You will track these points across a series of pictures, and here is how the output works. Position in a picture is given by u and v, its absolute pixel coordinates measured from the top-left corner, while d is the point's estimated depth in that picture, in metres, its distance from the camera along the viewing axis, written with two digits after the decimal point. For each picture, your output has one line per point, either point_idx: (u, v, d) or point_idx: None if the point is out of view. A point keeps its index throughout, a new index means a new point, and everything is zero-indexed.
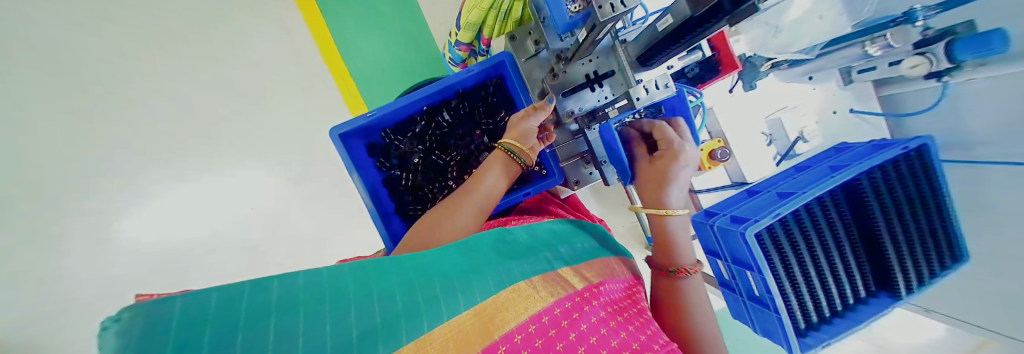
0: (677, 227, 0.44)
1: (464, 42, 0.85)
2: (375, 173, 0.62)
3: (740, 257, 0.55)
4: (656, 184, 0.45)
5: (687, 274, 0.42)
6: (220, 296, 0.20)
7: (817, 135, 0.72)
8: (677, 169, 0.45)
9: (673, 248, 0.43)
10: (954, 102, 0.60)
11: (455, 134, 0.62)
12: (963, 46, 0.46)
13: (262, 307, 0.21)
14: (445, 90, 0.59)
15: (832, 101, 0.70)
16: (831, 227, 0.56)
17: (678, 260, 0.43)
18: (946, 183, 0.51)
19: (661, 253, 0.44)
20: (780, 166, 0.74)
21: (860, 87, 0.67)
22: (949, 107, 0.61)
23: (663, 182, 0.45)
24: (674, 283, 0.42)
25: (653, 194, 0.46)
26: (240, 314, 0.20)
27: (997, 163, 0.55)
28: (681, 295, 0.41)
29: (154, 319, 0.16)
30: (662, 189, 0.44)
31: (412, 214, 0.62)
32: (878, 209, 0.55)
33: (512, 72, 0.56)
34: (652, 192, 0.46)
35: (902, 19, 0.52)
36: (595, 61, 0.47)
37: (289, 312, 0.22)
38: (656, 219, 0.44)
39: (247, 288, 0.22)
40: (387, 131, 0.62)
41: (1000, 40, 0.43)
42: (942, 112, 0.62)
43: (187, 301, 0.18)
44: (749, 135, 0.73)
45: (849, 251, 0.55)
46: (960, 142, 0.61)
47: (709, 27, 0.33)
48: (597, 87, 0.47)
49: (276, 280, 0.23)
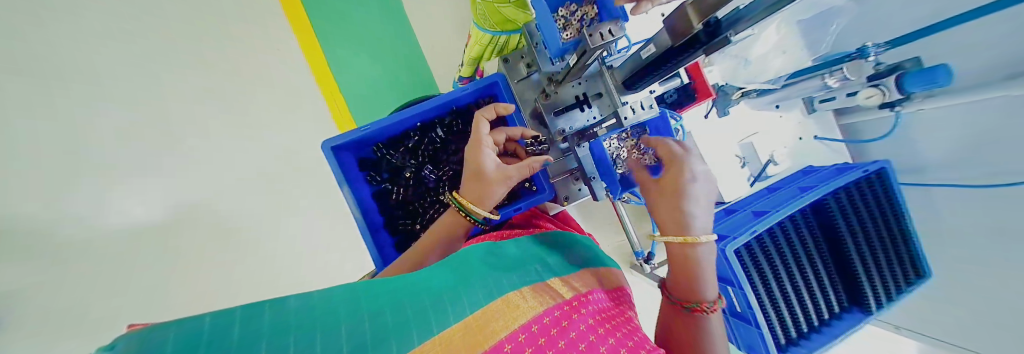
0: (702, 257, 0.39)
1: (465, 76, 0.89)
2: (365, 187, 0.62)
3: (723, 273, 0.56)
4: (671, 206, 0.40)
5: (704, 313, 0.37)
6: (212, 321, 0.19)
7: (786, 158, 0.76)
8: (691, 190, 0.40)
9: (691, 278, 0.38)
10: (906, 128, 0.66)
11: (446, 148, 0.63)
12: (912, 79, 0.52)
13: (253, 333, 0.20)
14: (440, 106, 0.61)
15: (798, 128, 0.76)
16: (803, 243, 0.59)
17: (698, 294, 0.38)
18: (902, 202, 0.56)
19: (677, 283, 0.40)
20: (754, 187, 0.77)
21: (822, 116, 0.75)
22: (902, 134, 0.67)
23: (676, 199, 0.40)
24: (697, 319, 0.37)
25: (668, 219, 0.41)
26: (233, 337, 0.19)
27: (953, 184, 0.59)
28: (700, 329, 0.37)
29: (144, 343, 0.15)
30: (676, 211, 0.40)
31: (401, 229, 0.61)
32: (843, 223, 0.59)
33: (503, 90, 0.58)
34: (667, 215, 0.41)
35: (857, 54, 0.59)
36: (583, 84, 0.50)
37: (279, 333, 0.21)
38: (675, 250, 0.40)
39: (239, 312, 0.20)
40: (379, 146, 0.63)
41: (943, 74, 0.48)
42: (897, 139, 0.68)
43: (180, 330, 0.17)
44: (726, 157, 0.77)
45: (822, 268, 0.59)
46: (914, 166, 0.67)
47: (688, 56, 0.36)
48: (586, 108, 0.51)
49: (267, 305, 0.22)
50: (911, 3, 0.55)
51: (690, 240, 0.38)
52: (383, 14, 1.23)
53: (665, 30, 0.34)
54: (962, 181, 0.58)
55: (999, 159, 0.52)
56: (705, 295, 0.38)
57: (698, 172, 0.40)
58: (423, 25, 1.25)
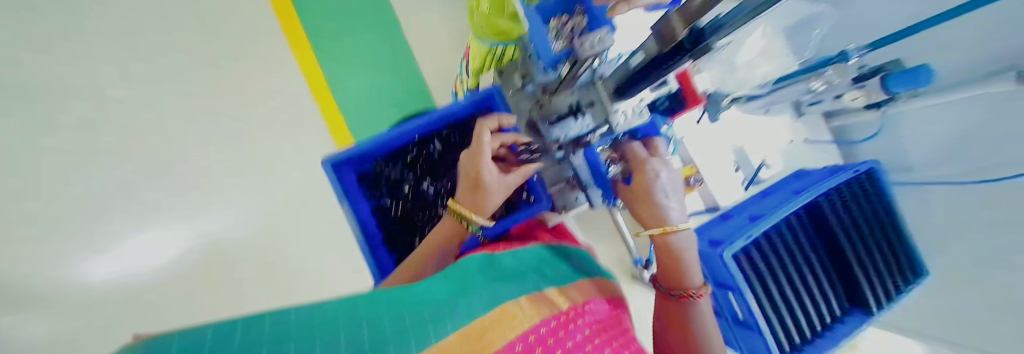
0: (683, 247, 0.41)
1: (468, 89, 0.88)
2: (365, 202, 0.62)
3: (721, 278, 0.56)
4: (645, 202, 0.42)
5: (691, 299, 0.39)
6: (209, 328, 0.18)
7: (779, 161, 0.78)
8: (657, 184, 0.41)
9: (678, 269, 0.40)
10: (891, 127, 0.68)
11: (445, 161, 0.63)
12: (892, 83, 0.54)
13: (251, 339, 0.19)
14: (438, 120, 0.61)
15: (789, 131, 0.78)
16: (801, 246, 0.59)
17: (685, 282, 0.40)
18: (893, 201, 0.57)
19: (665, 274, 0.41)
20: (748, 191, 0.78)
21: (809, 119, 0.78)
22: (888, 133, 0.69)
23: (646, 196, 0.42)
24: (685, 306, 0.39)
25: (643, 214, 0.43)
26: (231, 341, 0.18)
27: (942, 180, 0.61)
28: (686, 314, 0.39)
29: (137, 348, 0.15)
30: (647, 206, 0.42)
31: (402, 243, 0.61)
32: (839, 224, 0.59)
33: (500, 103, 0.57)
34: (641, 210, 0.43)
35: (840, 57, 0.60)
36: (576, 93, 0.47)
37: (278, 338, 0.20)
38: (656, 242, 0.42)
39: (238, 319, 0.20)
40: (378, 161, 0.63)
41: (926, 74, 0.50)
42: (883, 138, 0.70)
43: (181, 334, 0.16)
44: (721, 162, 0.77)
45: (820, 270, 0.59)
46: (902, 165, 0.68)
47: (673, 64, 0.37)
48: (579, 117, 0.48)
49: (266, 315, 0.22)
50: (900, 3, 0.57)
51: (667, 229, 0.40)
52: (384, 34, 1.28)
53: (651, 39, 0.36)
54: (954, 178, 0.59)
55: (987, 153, 0.53)
56: (691, 282, 0.40)
57: (659, 166, 0.42)
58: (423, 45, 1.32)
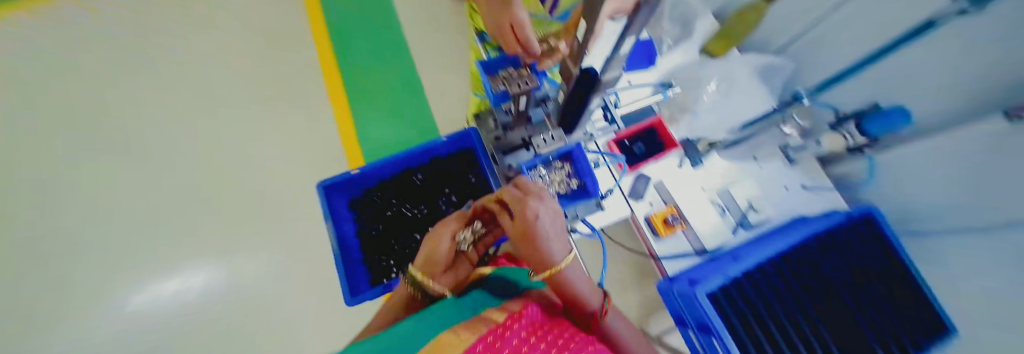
0: (544, 215, 0.41)
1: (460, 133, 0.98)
2: (351, 225, 0.73)
3: (702, 321, 0.53)
4: (518, 205, 0.42)
5: (561, 269, 0.38)
6: None
7: (767, 205, 0.68)
8: (538, 224, 0.40)
9: (538, 243, 0.39)
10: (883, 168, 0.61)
11: (427, 189, 0.74)
12: (868, 125, 0.56)
13: None
14: (424, 154, 0.76)
15: (779, 177, 0.69)
16: (785, 295, 0.54)
17: (551, 257, 0.39)
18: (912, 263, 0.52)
19: (528, 249, 0.40)
20: (738, 237, 0.66)
21: (806, 164, 0.70)
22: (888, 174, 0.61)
23: (518, 199, 0.42)
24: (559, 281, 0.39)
25: (518, 208, 0.42)
26: None
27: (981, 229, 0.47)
28: (565, 285, 0.39)
29: None
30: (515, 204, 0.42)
31: (376, 262, 0.69)
32: (835, 273, 0.54)
33: (477, 141, 0.72)
34: (517, 208, 0.42)
35: None
36: (528, 128, 0.55)
37: None
38: (523, 224, 0.40)
39: None
40: (371, 188, 0.75)
41: (895, 116, 0.52)
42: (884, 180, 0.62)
43: None
44: (698, 202, 0.70)
45: (816, 342, 0.50)
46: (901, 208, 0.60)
47: (589, 102, 0.45)
48: (530, 148, 0.54)
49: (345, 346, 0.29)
50: (841, 50, 0.63)
51: (553, 272, 0.38)
52: (402, 73, 1.34)
53: (563, 82, 0.46)
54: (1001, 220, 0.43)
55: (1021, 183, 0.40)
56: (554, 257, 0.39)
57: (540, 210, 0.40)
58: (433, 83, 1.33)
